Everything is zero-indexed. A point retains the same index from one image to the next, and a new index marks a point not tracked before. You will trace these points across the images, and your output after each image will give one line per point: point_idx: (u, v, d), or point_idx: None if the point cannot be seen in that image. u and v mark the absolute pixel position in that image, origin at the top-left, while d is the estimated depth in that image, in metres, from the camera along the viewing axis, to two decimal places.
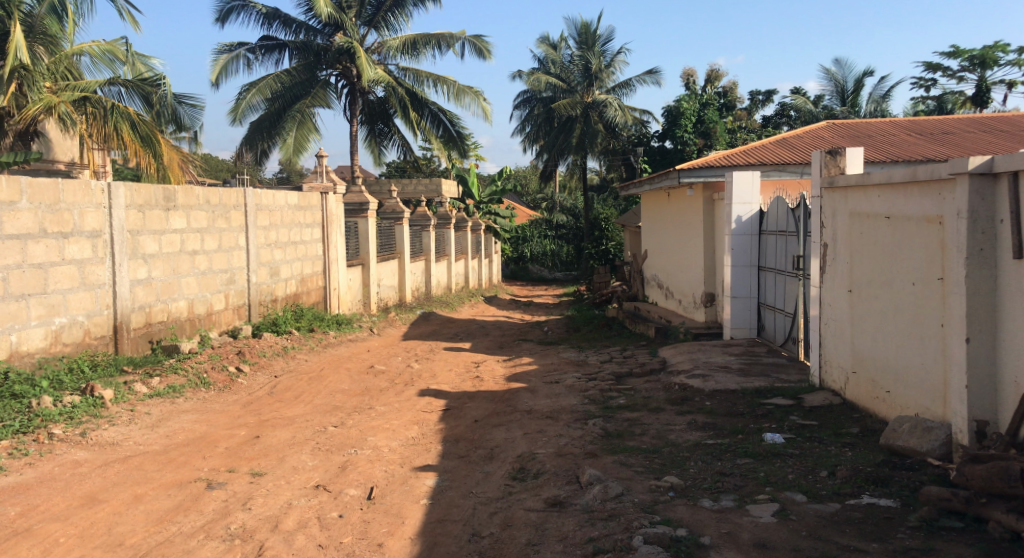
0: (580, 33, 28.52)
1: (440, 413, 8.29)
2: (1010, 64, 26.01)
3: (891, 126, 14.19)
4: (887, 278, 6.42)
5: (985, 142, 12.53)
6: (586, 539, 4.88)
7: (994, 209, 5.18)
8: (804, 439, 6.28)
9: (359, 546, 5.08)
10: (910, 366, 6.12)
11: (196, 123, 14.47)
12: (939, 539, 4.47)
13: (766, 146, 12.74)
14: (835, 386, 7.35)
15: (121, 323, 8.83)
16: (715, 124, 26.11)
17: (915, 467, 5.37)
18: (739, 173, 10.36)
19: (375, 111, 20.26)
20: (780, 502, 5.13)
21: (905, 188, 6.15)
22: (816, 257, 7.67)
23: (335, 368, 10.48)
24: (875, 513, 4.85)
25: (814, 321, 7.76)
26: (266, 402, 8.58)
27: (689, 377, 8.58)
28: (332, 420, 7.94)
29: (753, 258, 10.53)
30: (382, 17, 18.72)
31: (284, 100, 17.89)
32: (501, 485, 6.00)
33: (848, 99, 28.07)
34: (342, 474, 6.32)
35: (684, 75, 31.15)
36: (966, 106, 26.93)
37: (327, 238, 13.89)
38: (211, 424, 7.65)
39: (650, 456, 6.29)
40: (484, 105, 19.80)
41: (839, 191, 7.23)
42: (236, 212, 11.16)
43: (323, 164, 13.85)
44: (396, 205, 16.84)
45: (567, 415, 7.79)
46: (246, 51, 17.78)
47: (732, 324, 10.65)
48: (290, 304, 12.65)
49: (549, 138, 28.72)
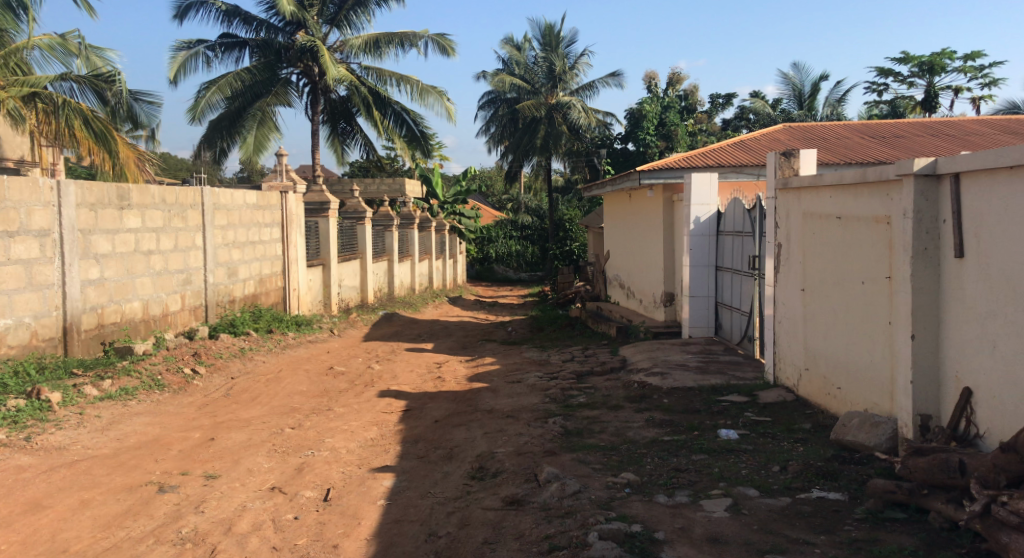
0: (544, 36, 28.92)
1: (400, 413, 8.28)
2: (957, 70, 26.71)
3: (845, 128, 14.50)
4: (839, 277, 6.55)
5: (933, 146, 12.85)
6: (543, 536, 4.91)
7: (938, 209, 5.30)
8: (757, 436, 6.39)
9: (314, 548, 5.06)
10: (859, 362, 6.26)
11: (153, 121, 14.30)
12: (883, 530, 4.58)
13: (723, 149, 12.91)
14: (788, 383, 7.47)
15: (72, 324, 8.68)
16: (676, 126, 26.62)
17: (863, 462, 5.50)
18: (698, 174, 10.47)
19: (337, 110, 20.19)
20: (733, 497, 5.21)
21: (856, 189, 6.29)
22: (770, 257, 7.82)
23: (294, 369, 10.40)
24: (824, 507, 4.96)
25: (769, 320, 7.89)
26: (222, 404, 8.50)
27: (648, 375, 8.66)
28: (289, 421, 7.87)
29: (711, 258, 10.65)
30: (345, 15, 18.64)
31: (244, 99, 17.66)
32: (459, 485, 6.01)
33: (805, 103, 28.42)
34: (298, 475, 6.28)
35: (648, 78, 31.78)
36: (916, 110, 27.60)
37: (287, 237, 13.79)
38: (164, 427, 7.55)
39: (608, 453, 6.34)
40: (448, 105, 19.80)
41: (793, 192, 7.36)
42: (194, 211, 11.05)
43: (283, 163, 13.79)
44: (359, 204, 16.79)
45: (527, 414, 7.82)
46: (205, 49, 17.53)
47: (691, 323, 10.77)
48: (248, 305, 12.52)
49: (514, 139, 28.39)
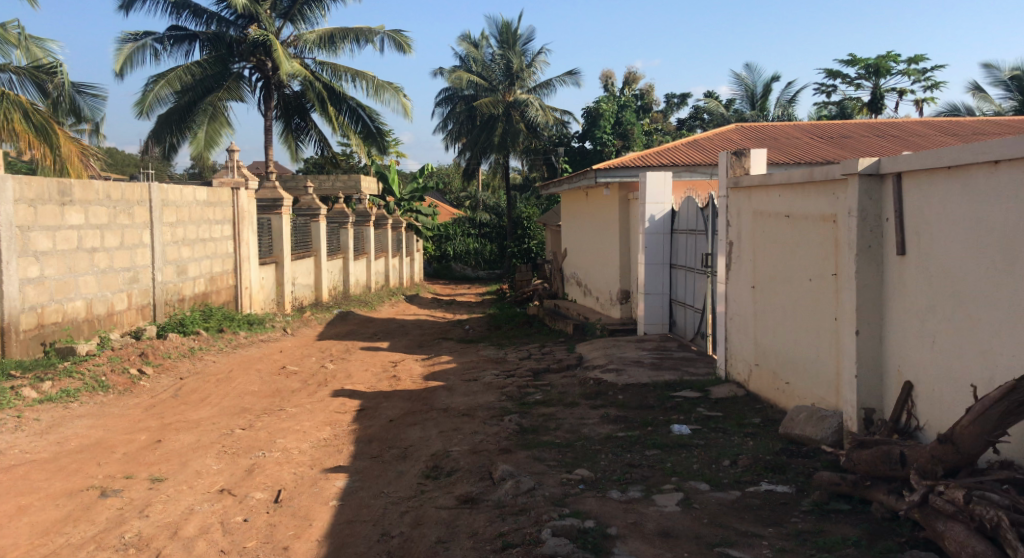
0: (501, 33, 28.92)
1: (354, 413, 8.21)
2: (901, 73, 27.35)
3: (795, 129, 14.76)
4: (787, 274, 6.66)
5: (880, 146, 13.14)
6: (496, 534, 4.91)
7: (881, 208, 5.42)
8: (709, 430, 6.47)
9: (263, 550, 5.00)
10: (806, 358, 6.38)
11: (96, 115, 13.93)
12: (828, 521, 4.67)
13: (677, 147, 13.04)
14: (739, 378, 7.58)
15: (9, 324, 8.44)
16: (632, 126, 26.84)
17: (810, 455, 5.60)
18: (653, 173, 10.57)
19: (291, 106, 19.96)
20: (684, 491, 5.27)
21: (803, 188, 6.40)
22: (722, 254, 7.91)
23: (245, 369, 10.26)
24: (772, 500, 5.03)
25: (720, 316, 7.99)
26: (170, 405, 8.35)
27: (603, 372, 8.72)
28: (239, 422, 7.76)
29: (665, 256, 10.74)
30: (299, 10, 18.43)
31: (195, 93, 17.37)
32: (413, 484, 5.98)
33: (757, 104, 28.81)
34: (248, 477, 6.19)
35: (604, 77, 31.97)
36: (863, 112, 28.19)
37: (239, 235, 13.60)
38: (108, 429, 7.39)
39: (563, 450, 6.36)
40: (404, 101, 19.69)
41: (743, 191, 7.46)
42: (141, 207, 10.83)
43: (234, 158, 13.62)
44: (313, 201, 16.61)
45: (482, 413, 7.82)
46: (153, 41, 17.18)
47: (646, 320, 10.86)
48: (198, 304, 12.31)
49: (472, 136, 28.33)
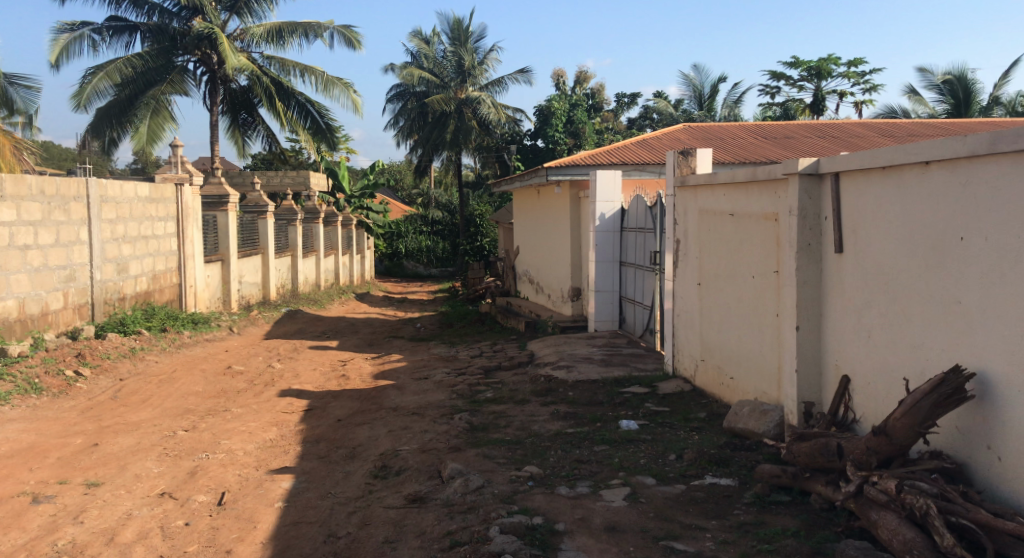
0: (452, 30, 28.84)
1: (302, 413, 8.11)
2: (843, 75, 27.96)
3: (741, 128, 15.00)
4: (731, 271, 6.76)
5: (823, 146, 13.43)
6: (443, 533, 4.89)
7: (820, 206, 5.53)
8: (656, 425, 6.54)
9: (204, 554, 4.91)
10: (749, 353, 6.49)
11: (29, 107, 13.55)
12: (770, 513, 4.76)
13: (626, 146, 13.16)
14: (686, 374, 7.67)
15: None
16: (584, 124, 27.00)
17: (753, 448, 5.70)
18: (603, 172, 10.65)
19: (238, 101, 19.62)
20: (631, 486, 5.32)
21: (746, 187, 6.51)
22: (669, 252, 8.01)
23: (189, 369, 10.06)
24: (716, 493, 5.11)
25: (668, 313, 8.08)
26: (109, 407, 8.15)
27: (554, 369, 8.75)
28: (182, 424, 7.61)
29: (615, 253, 10.82)
30: (245, 3, 18.13)
31: (136, 87, 16.95)
32: (360, 484, 5.93)
33: (705, 104, 29.19)
34: (190, 480, 6.08)
35: (555, 76, 32.09)
36: (806, 113, 28.76)
37: (183, 232, 13.34)
38: (42, 433, 7.18)
39: (513, 448, 6.37)
40: (354, 97, 19.50)
41: (689, 190, 7.56)
42: (78, 204, 10.55)
43: (178, 154, 13.32)
44: (261, 199, 16.36)
45: (432, 411, 7.79)
46: (90, 33, 16.72)
47: (596, 317, 10.93)
48: (140, 303, 12.03)
49: (423, 133, 28.15)
